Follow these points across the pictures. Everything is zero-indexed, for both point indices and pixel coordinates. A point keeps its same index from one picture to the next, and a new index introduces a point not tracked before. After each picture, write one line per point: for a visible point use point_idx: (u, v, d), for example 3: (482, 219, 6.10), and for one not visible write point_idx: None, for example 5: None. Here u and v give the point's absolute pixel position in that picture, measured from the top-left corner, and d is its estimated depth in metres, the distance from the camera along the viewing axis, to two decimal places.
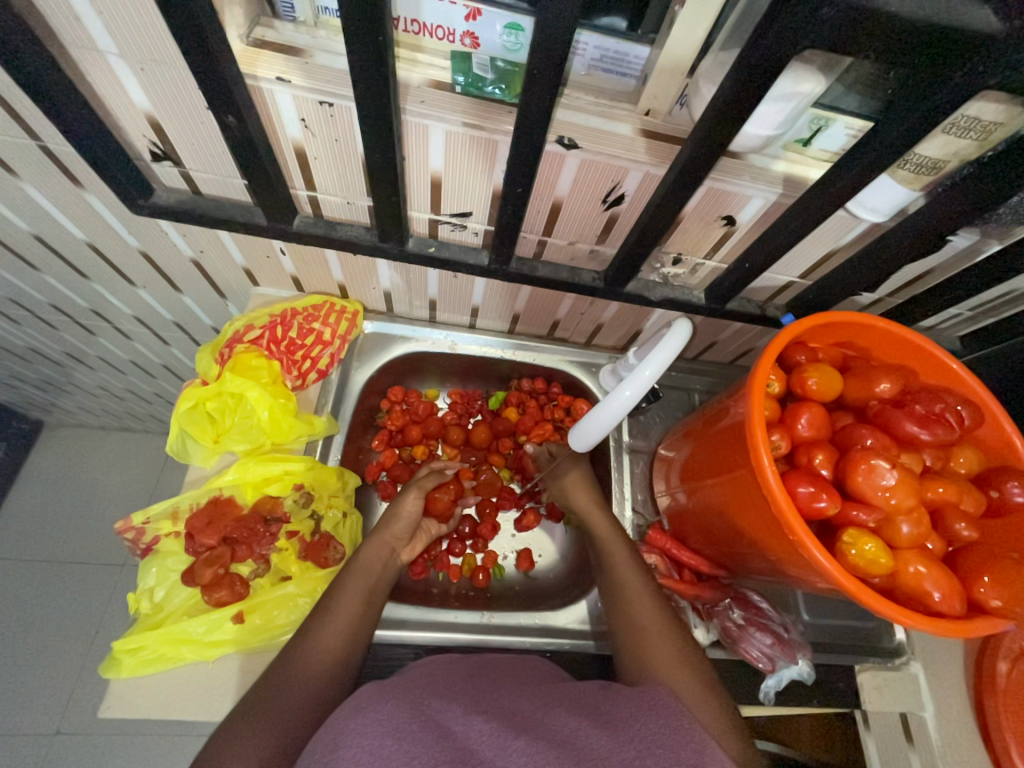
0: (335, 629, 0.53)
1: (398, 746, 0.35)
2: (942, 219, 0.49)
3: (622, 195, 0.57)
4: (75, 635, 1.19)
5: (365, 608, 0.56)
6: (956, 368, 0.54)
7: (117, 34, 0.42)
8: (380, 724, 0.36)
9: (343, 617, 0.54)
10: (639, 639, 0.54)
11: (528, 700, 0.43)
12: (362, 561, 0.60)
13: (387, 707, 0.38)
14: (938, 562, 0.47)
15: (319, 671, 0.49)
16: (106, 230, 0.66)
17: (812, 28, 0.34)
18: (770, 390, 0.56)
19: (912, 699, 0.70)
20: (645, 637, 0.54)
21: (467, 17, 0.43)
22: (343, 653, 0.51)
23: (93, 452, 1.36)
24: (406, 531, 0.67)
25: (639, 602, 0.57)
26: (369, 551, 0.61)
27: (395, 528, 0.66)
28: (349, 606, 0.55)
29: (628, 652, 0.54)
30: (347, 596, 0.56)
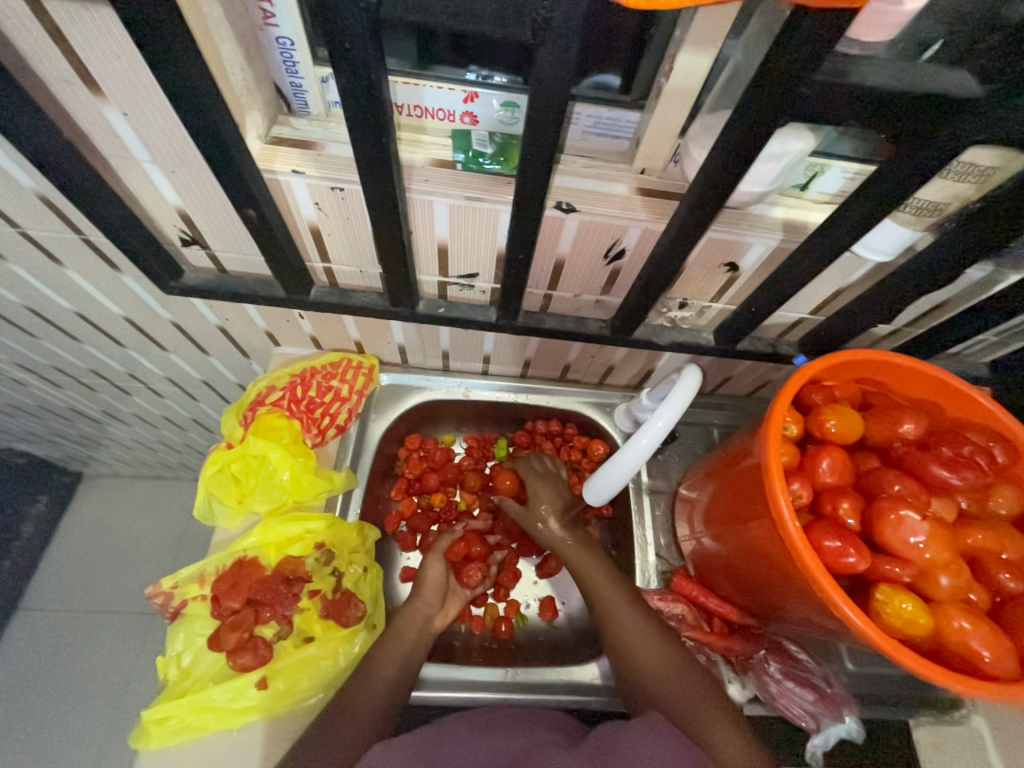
0: (374, 683, 0.57)
1: None
2: (949, 259, 0.48)
3: (622, 250, 0.58)
4: (107, 689, 1.21)
5: (404, 665, 0.59)
6: (987, 402, 0.51)
7: (150, 145, 0.46)
8: None
9: (381, 670, 0.58)
10: (637, 669, 0.58)
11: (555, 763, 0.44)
12: (400, 621, 0.64)
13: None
14: (984, 619, 0.44)
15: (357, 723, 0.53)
16: (140, 305, 0.70)
17: (792, 105, 0.35)
18: (788, 433, 0.55)
19: (974, 756, 0.65)
20: (644, 664, 0.58)
21: (467, 100, 0.46)
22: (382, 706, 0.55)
23: (127, 502, 1.40)
24: (436, 597, 0.69)
25: (633, 631, 0.60)
26: (404, 612, 0.65)
27: (427, 595, 0.68)
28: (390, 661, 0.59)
29: (632, 683, 0.58)
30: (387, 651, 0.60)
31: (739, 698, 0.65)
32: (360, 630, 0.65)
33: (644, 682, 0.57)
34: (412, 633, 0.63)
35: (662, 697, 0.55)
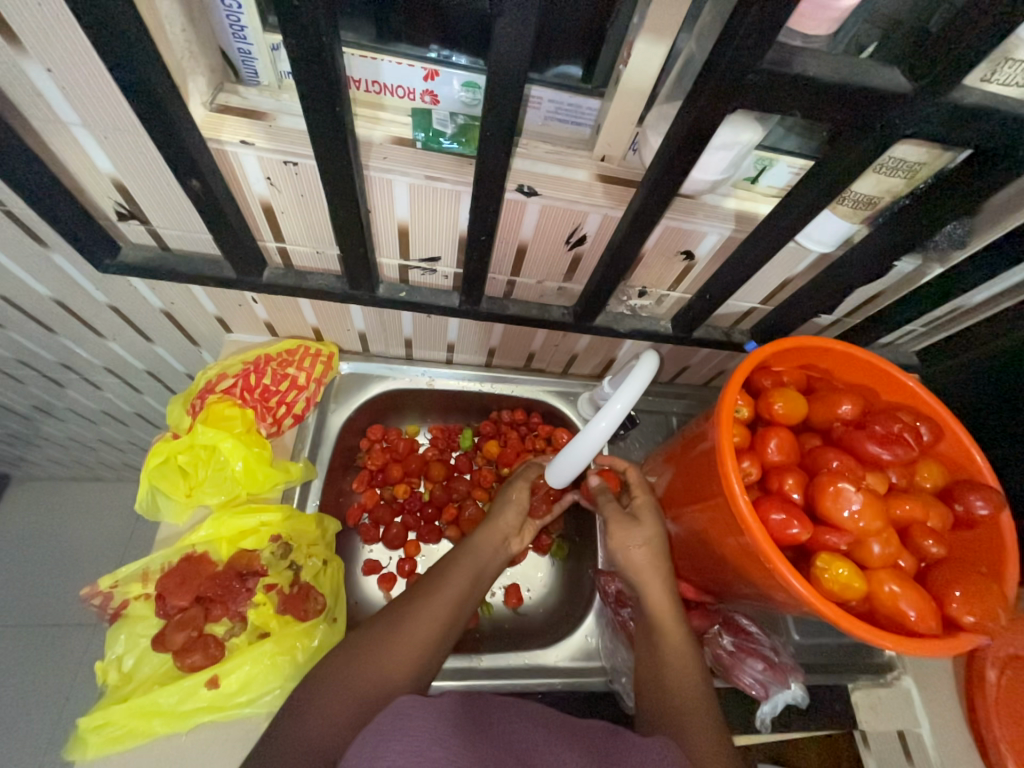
0: (431, 613, 0.55)
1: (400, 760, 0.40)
2: (883, 249, 0.52)
3: (583, 236, 0.59)
4: (42, 704, 1.12)
5: (460, 602, 0.58)
6: (913, 386, 0.56)
7: (79, 107, 0.43)
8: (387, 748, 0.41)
9: (441, 603, 0.56)
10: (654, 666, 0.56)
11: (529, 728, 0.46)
12: (472, 546, 0.64)
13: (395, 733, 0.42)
14: (911, 582, 0.48)
15: (401, 661, 0.51)
16: (73, 287, 0.65)
17: (740, 92, 0.37)
18: (740, 416, 0.57)
19: (906, 715, 0.69)
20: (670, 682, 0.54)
21: (426, 78, 0.46)
22: (431, 645, 0.53)
23: (63, 505, 1.30)
24: (516, 520, 0.68)
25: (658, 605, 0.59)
26: (479, 542, 0.64)
27: (507, 518, 0.68)
28: (450, 593, 0.57)
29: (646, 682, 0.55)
30: (450, 583, 0.58)
31: None
32: (319, 624, 0.63)
33: (663, 699, 0.53)
34: (479, 566, 0.62)
35: (673, 704, 0.51)
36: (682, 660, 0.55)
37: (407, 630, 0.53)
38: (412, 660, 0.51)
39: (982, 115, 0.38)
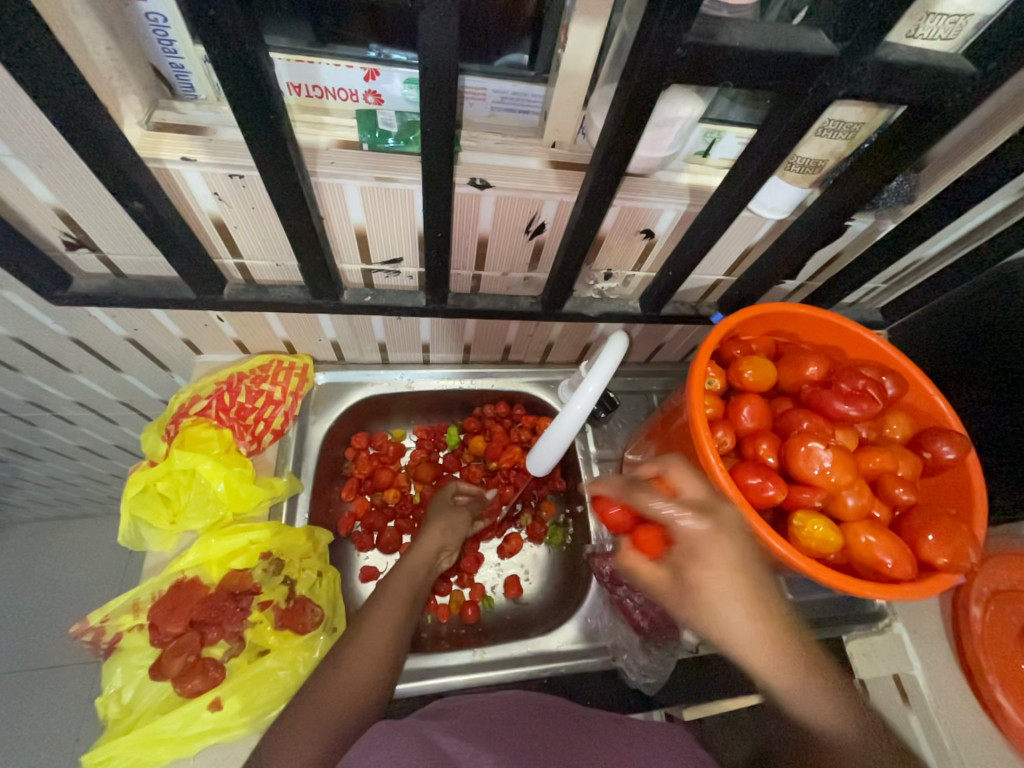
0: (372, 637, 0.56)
1: None
2: (833, 210, 0.53)
3: (543, 224, 0.59)
4: (50, 747, 1.11)
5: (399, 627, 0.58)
6: (875, 341, 0.57)
7: (9, 137, 0.42)
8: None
9: (380, 624, 0.57)
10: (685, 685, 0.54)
11: (541, 741, 0.46)
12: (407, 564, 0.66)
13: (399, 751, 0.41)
14: (886, 531, 0.49)
15: (350, 692, 0.52)
16: (29, 323, 0.64)
17: (672, 66, 0.37)
18: (712, 387, 0.58)
19: (901, 660, 0.71)
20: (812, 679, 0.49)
21: (366, 78, 0.45)
22: (376, 673, 0.54)
23: (52, 545, 1.28)
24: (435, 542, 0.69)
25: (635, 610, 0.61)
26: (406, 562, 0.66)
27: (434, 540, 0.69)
28: (387, 615, 0.58)
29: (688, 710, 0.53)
30: (387, 607, 0.59)
31: (694, 641, 0.68)
32: (319, 635, 0.63)
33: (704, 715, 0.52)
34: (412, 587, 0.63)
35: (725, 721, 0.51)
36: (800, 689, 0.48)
37: (343, 665, 0.53)
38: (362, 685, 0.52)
39: (912, 71, 0.39)
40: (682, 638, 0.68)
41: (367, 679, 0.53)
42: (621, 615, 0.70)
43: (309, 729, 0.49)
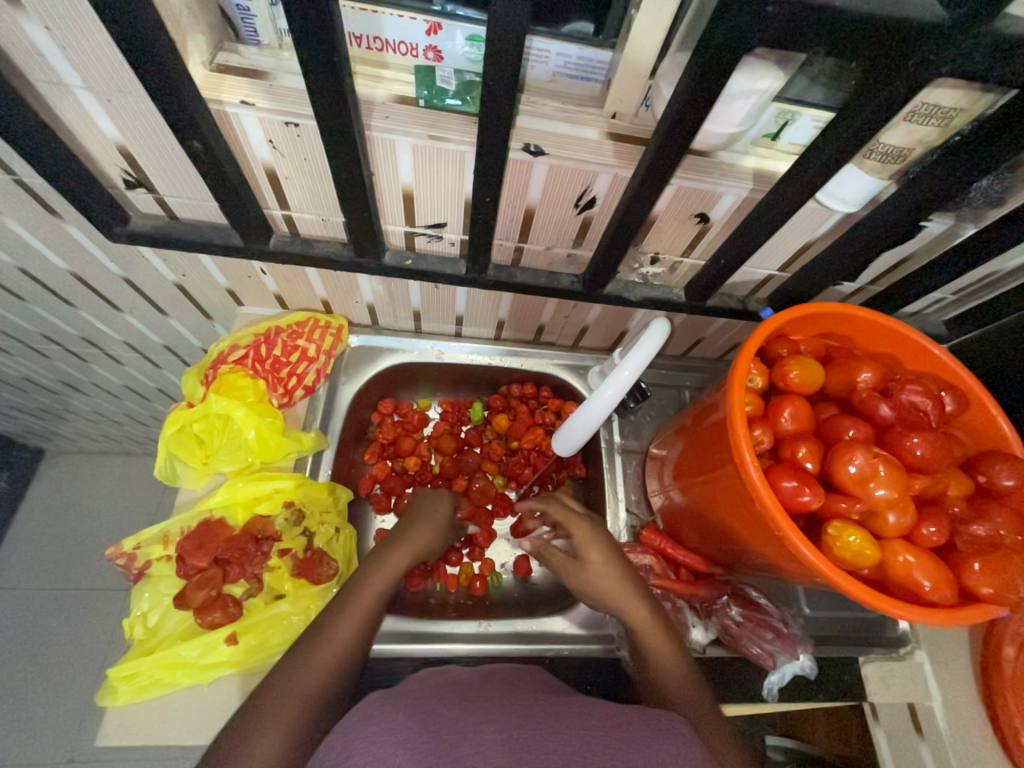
0: (329, 644, 0.52)
1: (410, 753, 0.38)
2: (911, 205, 0.48)
3: (593, 199, 0.57)
4: (81, 662, 1.19)
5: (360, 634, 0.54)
6: (938, 353, 0.53)
7: (81, 68, 0.42)
8: (391, 735, 0.39)
9: (342, 629, 0.53)
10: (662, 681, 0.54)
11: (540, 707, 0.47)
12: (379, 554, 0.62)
13: (398, 718, 0.41)
14: (926, 552, 0.47)
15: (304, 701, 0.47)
16: (87, 258, 0.66)
17: (760, 26, 0.34)
18: (753, 385, 0.56)
19: (918, 688, 0.69)
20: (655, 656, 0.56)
21: (429, 32, 0.44)
22: (341, 666, 0.51)
23: (94, 477, 1.36)
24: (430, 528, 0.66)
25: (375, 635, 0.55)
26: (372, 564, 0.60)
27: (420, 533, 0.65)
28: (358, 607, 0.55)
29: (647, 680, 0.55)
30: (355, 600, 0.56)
31: (702, 640, 0.68)
32: (333, 587, 0.65)
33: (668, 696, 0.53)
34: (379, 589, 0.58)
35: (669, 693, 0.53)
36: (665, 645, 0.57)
37: (309, 659, 0.50)
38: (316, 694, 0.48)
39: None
40: (691, 637, 0.68)
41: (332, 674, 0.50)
42: None
43: (269, 725, 0.45)
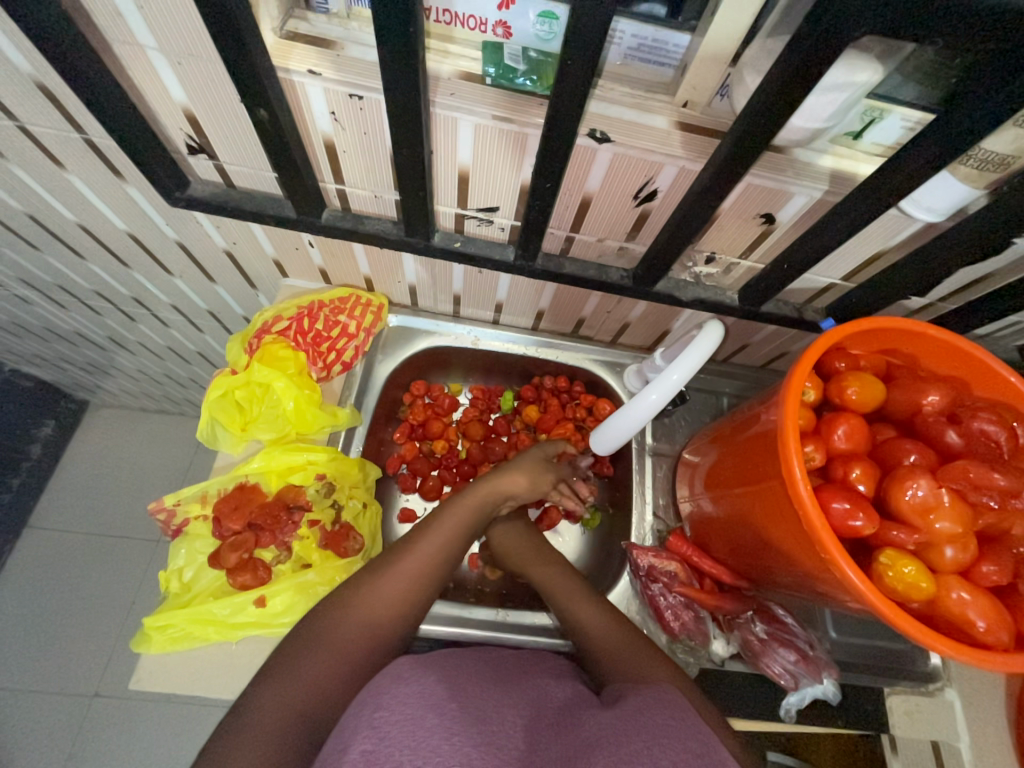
0: (387, 600, 0.54)
1: (438, 719, 0.38)
2: (1008, 219, 0.45)
3: (654, 191, 0.55)
4: (113, 605, 1.26)
5: (421, 591, 0.56)
6: (1014, 380, 0.50)
7: (156, 29, 0.43)
8: (420, 698, 0.40)
9: (405, 583, 0.56)
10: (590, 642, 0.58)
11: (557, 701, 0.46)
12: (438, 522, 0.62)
13: (427, 684, 0.42)
14: (984, 591, 0.44)
15: (357, 644, 0.51)
16: (146, 221, 0.68)
17: (872, 11, 0.32)
18: (806, 398, 0.53)
19: (946, 727, 0.66)
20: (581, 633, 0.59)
21: (501, 5, 0.42)
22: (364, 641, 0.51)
23: (132, 432, 1.42)
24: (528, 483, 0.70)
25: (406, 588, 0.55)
26: (443, 520, 0.62)
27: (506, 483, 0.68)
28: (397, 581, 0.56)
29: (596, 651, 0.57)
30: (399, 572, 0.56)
31: (722, 653, 0.66)
32: (357, 561, 0.66)
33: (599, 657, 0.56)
34: (414, 574, 0.57)
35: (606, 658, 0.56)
36: (583, 607, 0.61)
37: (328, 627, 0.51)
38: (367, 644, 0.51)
39: None
40: (711, 649, 0.67)
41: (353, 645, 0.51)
42: (653, 613, 0.69)
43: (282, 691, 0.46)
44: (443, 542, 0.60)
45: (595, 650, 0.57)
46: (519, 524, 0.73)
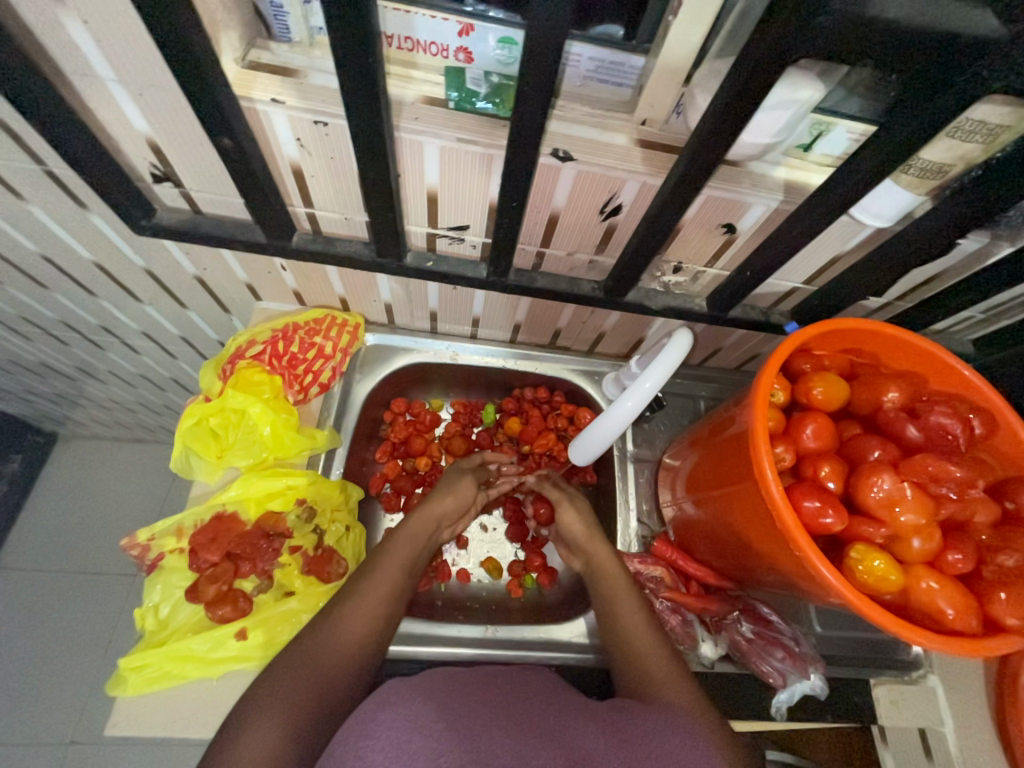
0: (336, 653, 0.51)
1: (423, 741, 0.38)
2: (949, 223, 0.47)
3: (619, 206, 0.56)
4: (88, 646, 1.20)
5: (398, 593, 0.58)
6: (967, 374, 0.52)
7: (115, 62, 0.43)
8: (405, 722, 0.39)
9: (353, 631, 0.53)
10: (636, 658, 0.56)
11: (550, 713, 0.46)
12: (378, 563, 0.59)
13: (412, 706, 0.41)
14: (951, 579, 0.46)
15: (347, 651, 0.51)
16: (111, 249, 0.67)
17: (807, 37, 0.34)
18: (775, 400, 0.55)
19: (931, 713, 0.67)
20: (625, 634, 0.58)
21: (461, 33, 0.43)
22: (317, 697, 0.47)
23: (105, 464, 1.37)
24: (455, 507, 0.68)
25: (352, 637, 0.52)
26: (383, 561, 0.59)
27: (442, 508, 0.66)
28: (346, 630, 0.53)
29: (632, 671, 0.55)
30: (348, 621, 0.53)
31: (711, 656, 0.67)
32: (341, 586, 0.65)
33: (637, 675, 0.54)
34: (364, 621, 0.54)
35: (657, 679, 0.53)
36: (632, 612, 0.60)
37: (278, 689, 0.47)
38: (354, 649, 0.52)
39: None
40: (700, 652, 0.67)
41: (305, 705, 0.47)
42: None
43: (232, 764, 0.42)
44: (386, 585, 0.58)
45: (640, 669, 0.54)
46: (588, 517, 0.70)
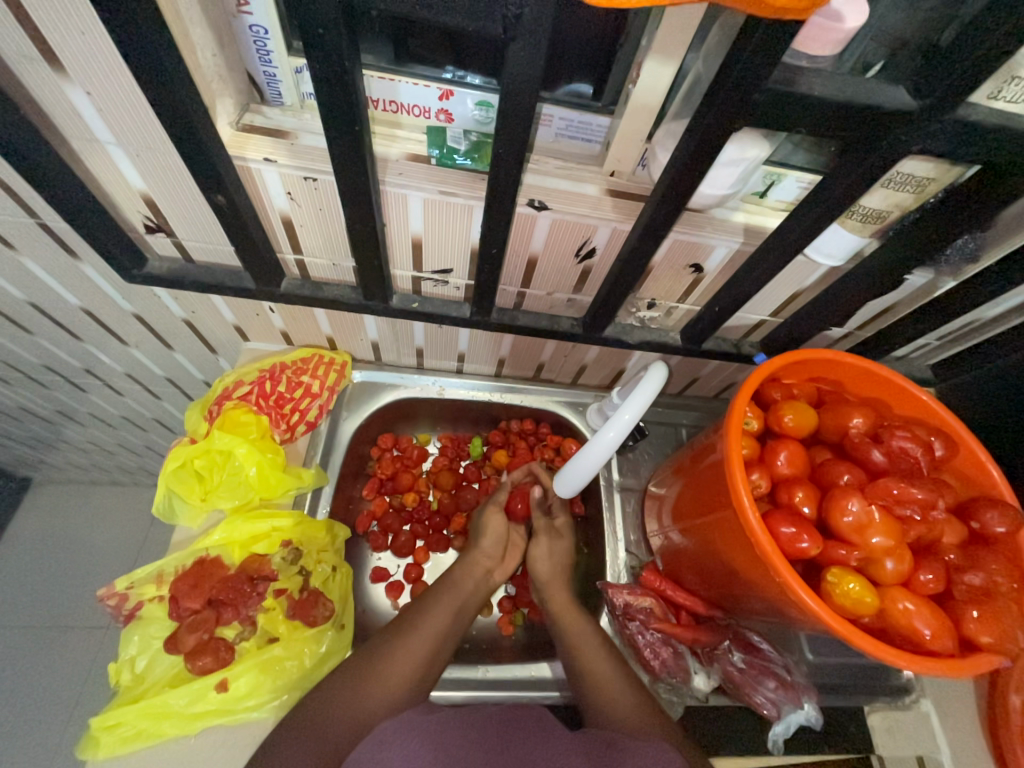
0: (404, 660, 0.55)
1: None
2: (893, 262, 0.52)
3: (593, 249, 0.60)
4: (53, 708, 1.13)
5: (458, 613, 0.62)
6: (926, 399, 0.55)
7: (115, 127, 0.45)
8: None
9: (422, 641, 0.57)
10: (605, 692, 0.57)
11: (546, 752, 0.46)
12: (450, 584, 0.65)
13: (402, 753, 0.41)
14: (925, 600, 0.47)
15: (415, 659, 0.56)
16: (100, 295, 0.68)
17: (746, 109, 0.38)
18: (749, 428, 0.58)
19: (927, 741, 0.67)
20: (591, 661, 0.60)
21: (441, 97, 0.47)
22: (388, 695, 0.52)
23: (80, 508, 1.33)
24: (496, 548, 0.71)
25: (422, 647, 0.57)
26: (451, 586, 0.65)
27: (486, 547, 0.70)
28: (422, 636, 0.58)
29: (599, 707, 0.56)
30: (422, 629, 0.58)
31: (705, 689, 0.66)
32: (327, 630, 0.63)
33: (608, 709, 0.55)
34: (434, 633, 0.59)
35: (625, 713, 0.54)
36: (597, 645, 0.61)
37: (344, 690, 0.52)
38: (400, 685, 0.53)
39: (989, 133, 0.39)
40: (693, 685, 0.66)
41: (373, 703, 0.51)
42: (632, 652, 0.70)
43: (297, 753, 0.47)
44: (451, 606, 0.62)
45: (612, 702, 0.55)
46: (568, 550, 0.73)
